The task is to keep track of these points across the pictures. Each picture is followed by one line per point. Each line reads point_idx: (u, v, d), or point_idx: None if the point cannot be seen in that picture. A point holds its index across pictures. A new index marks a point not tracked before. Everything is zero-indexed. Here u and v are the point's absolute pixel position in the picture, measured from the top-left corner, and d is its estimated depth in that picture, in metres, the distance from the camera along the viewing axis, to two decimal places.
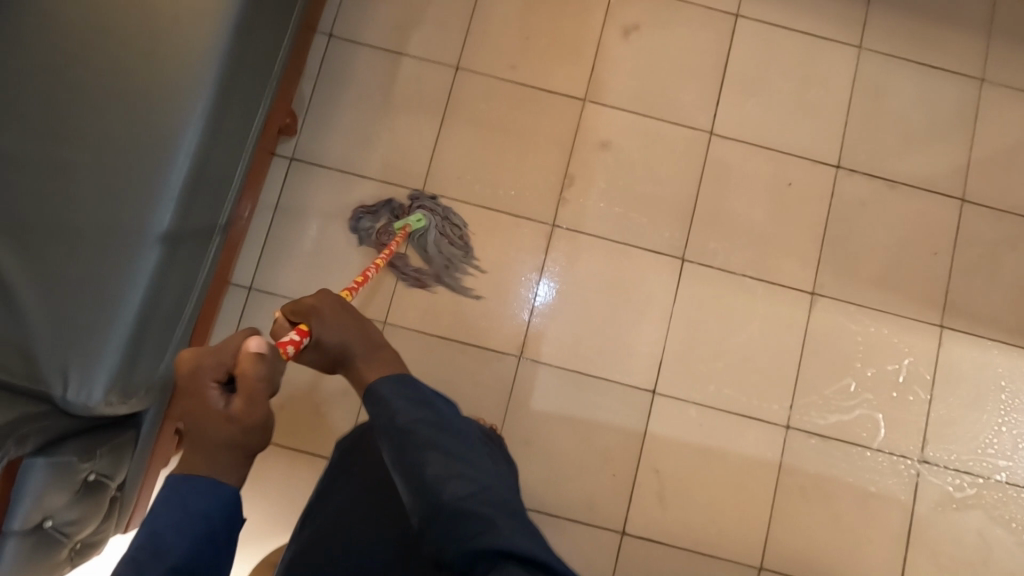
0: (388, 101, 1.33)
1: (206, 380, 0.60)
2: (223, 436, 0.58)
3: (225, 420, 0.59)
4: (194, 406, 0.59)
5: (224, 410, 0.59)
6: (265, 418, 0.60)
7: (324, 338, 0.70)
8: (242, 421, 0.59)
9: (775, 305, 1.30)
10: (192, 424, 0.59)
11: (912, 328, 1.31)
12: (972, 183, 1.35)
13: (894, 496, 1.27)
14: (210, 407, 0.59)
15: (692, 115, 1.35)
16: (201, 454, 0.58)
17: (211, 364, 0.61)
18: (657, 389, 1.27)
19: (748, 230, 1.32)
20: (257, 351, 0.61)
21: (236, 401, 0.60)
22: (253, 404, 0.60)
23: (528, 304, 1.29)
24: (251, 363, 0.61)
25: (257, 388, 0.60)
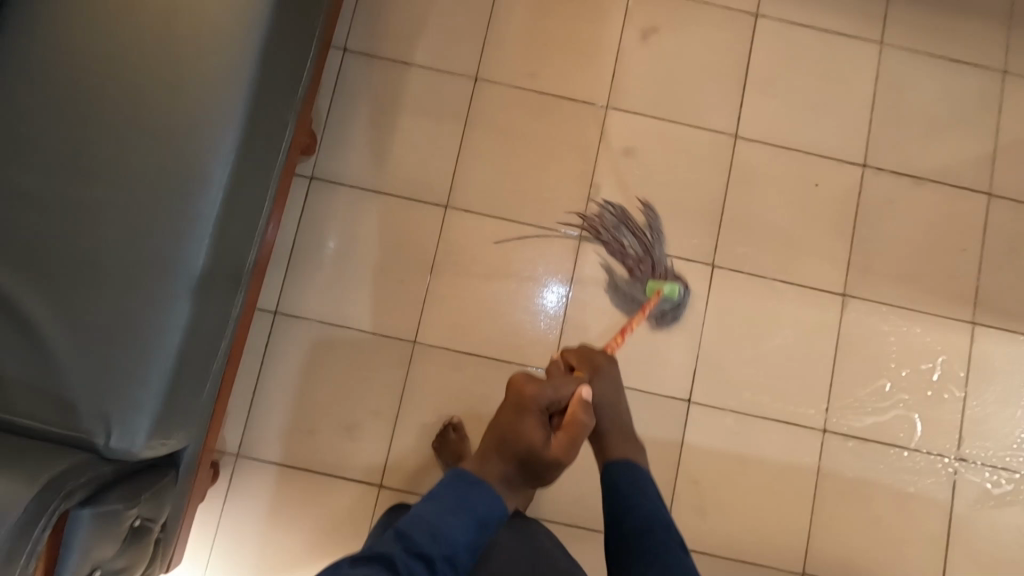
0: (406, 115, 1.30)
1: (541, 405, 0.81)
2: (537, 463, 0.77)
3: (541, 448, 0.77)
4: (530, 430, 0.78)
5: (540, 441, 0.78)
6: (563, 464, 0.79)
7: (598, 393, 0.92)
8: (546, 458, 0.77)
9: (806, 308, 1.30)
10: (518, 441, 0.77)
11: (944, 325, 1.31)
12: (1000, 177, 1.34)
13: (932, 495, 1.27)
14: (530, 436, 0.78)
15: (716, 118, 1.33)
16: (500, 465, 0.77)
17: (552, 398, 0.83)
18: (693, 398, 1.26)
19: (777, 233, 1.32)
20: (583, 407, 0.83)
21: (559, 443, 0.79)
22: (567, 450, 0.79)
23: (541, 312, 1.27)
24: (582, 411, 0.83)
25: (581, 434, 0.81)
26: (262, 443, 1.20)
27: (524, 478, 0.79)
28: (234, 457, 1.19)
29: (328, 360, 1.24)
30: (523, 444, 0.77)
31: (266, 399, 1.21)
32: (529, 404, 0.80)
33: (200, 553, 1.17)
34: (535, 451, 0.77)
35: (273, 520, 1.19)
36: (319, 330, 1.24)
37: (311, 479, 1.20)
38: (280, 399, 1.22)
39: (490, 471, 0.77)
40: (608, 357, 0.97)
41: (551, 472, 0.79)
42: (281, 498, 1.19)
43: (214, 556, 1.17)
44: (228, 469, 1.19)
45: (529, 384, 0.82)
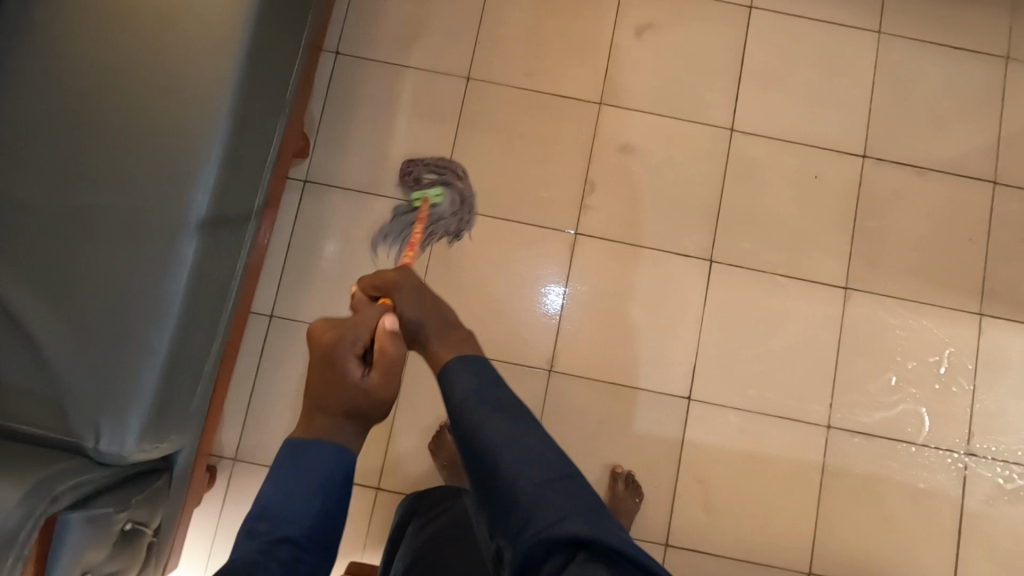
0: (399, 116, 1.30)
1: (350, 352, 0.71)
2: (357, 410, 0.70)
3: (359, 394, 0.70)
4: (342, 381, 0.70)
5: (349, 387, 0.70)
6: (382, 401, 0.71)
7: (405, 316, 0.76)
8: (375, 403, 0.70)
9: (809, 302, 1.27)
10: (333, 398, 0.70)
11: (951, 317, 1.27)
12: (1004, 165, 1.31)
13: (944, 491, 1.23)
14: (344, 390, 0.70)
15: (712, 111, 1.31)
16: (329, 425, 0.70)
17: (358, 343, 0.72)
18: (693, 395, 1.24)
19: (777, 226, 1.28)
20: (393, 343, 0.72)
21: (375, 382, 0.70)
22: (383, 387, 0.70)
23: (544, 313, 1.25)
24: (387, 341, 0.72)
25: (394, 364, 0.71)
26: (259, 446, 1.20)
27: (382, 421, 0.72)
28: (231, 461, 1.19)
29: None
30: (336, 406, 0.70)
31: (263, 402, 1.21)
32: (331, 359, 0.71)
33: (198, 558, 1.16)
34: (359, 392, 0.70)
35: None
36: None
37: None
38: (276, 403, 1.21)
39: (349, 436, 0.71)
40: (400, 269, 0.80)
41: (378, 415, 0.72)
42: None
43: (212, 562, 1.16)
44: (226, 473, 1.18)
45: (331, 335, 0.72)
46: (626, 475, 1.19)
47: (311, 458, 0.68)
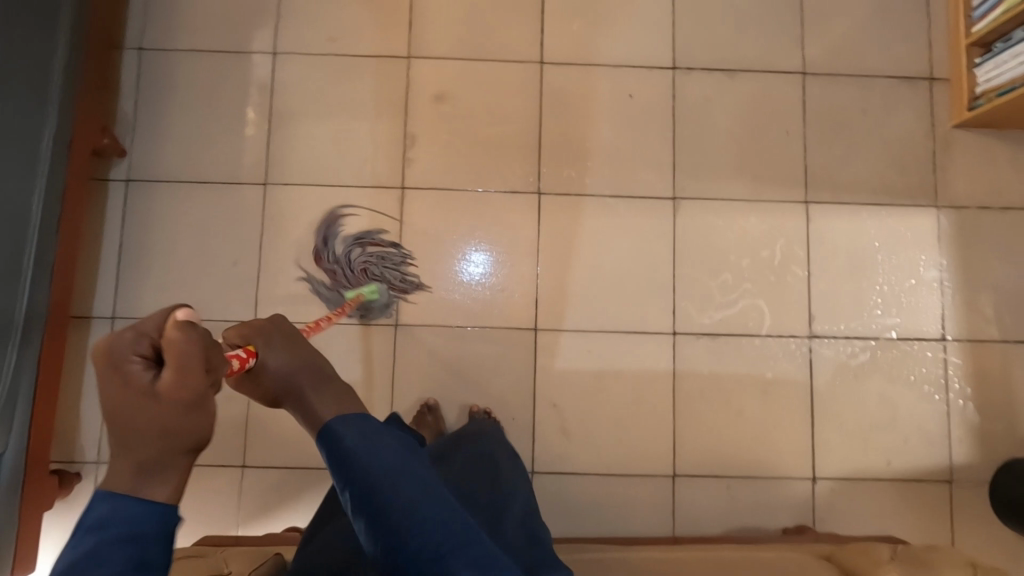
0: (212, 102, 1.30)
1: (129, 352, 0.53)
2: (161, 420, 0.51)
3: (146, 404, 0.51)
4: (121, 394, 0.52)
5: (147, 398, 0.51)
6: (194, 402, 0.52)
7: (268, 359, 0.65)
8: (158, 418, 0.51)
9: (638, 217, 1.30)
10: (126, 414, 0.51)
11: (778, 209, 1.31)
12: (811, 55, 1.34)
13: (792, 377, 1.27)
14: (122, 411, 0.52)
15: (520, 47, 1.32)
16: (121, 460, 0.52)
17: (141, 344, 0.53)
18: (538, 325, 1.27)
19: (599, 150, 1.31)
20: (178, 327, 0.52)
21: (167, 388, 0.52)
22: (183, 388, 0.52)
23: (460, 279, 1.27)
24: (178, 335, 0.52)
25: (190, 355, 0.52)
26: None
27: (161, 449, 0.52)
28: (95, 464, 1.20)
29: None
30: (121, 428, 0.52)
31: None
32: (110, 366, 0.52)
33: None
34: (137, 415, 0.51)
35: None
36: None
37: None
38: None
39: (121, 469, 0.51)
40: (270, 319, 0.69)
41: (185, 422, 0.52)
42: None
43: None
44: (91, 477, 1.20)
45: (111, 339, 0.53)
46: (480, 413, 1.22)
47: (116, 516, 0.50)
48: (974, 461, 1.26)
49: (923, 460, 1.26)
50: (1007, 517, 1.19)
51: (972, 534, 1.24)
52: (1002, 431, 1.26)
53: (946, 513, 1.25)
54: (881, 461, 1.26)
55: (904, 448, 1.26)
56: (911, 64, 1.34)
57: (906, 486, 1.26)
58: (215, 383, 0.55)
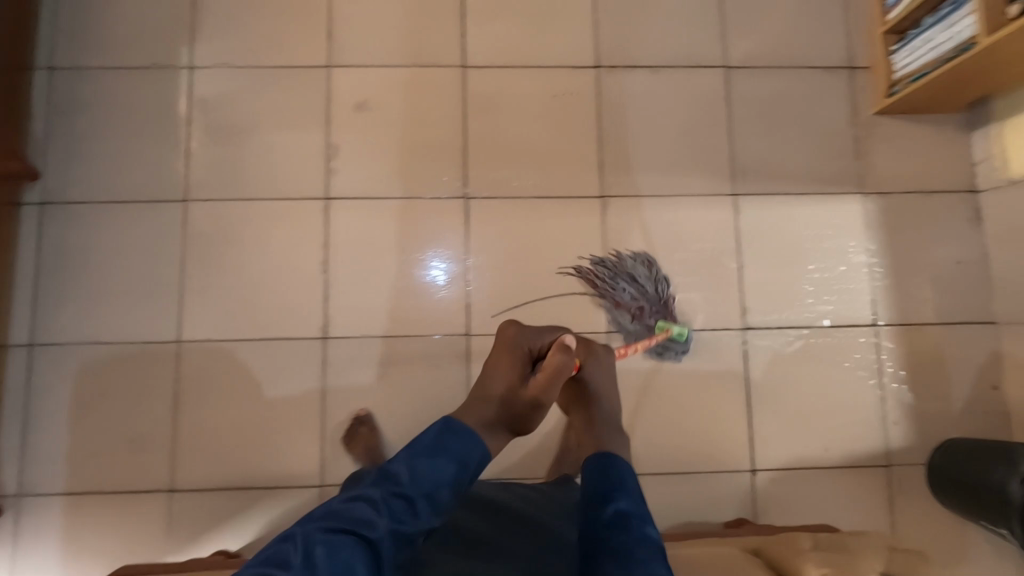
0: (128, 120, 1.27)
1: (521, 353, 1.01)
2: (516, 402, 0.96)
3: (513, 392, 0.97)
4: (510, 372, 0.98)
5: (511, 386, 0.97)
6: (540, 401, 0.96)
7: (587, 377, 1.05)
8: (520, 397, 0.96)
9: (567, 217, 1.29)
10: (501, 376, 0.98)
11: (707, 202, 1.31)
12: (732, 47, 1.34)
13: (728, 369, 1.27)
14: (500, 383, 0.98)
15: (441, 51, 1.30)
16: (490, 411, 0.96)
17: (535, 343, 1.01)
18: (471, 331, 1.25)
19: (526, 152, 1.30)
20: (561, 352, 0.95)
21: (535, 386, 0.96)
22: (544, 389, 0.95)
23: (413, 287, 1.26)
24: (562, 354, 0.96)
25: (563, 371, 0.95)
26: (41, 477, 1.17)
27: (503, 417, 0.96)
28: (15, 497, 1.17)
29: (93, 380, 1.20)
30: (496, 391, 0.97)
31: (35, 432, 1.18)
32: (512, 349, 1.00)
33: None
34: (510, 393, 0.97)
35: (66, 549, 1.16)
36: (80, 350, 1.21)
37: (98, 502, 1.17)
38: (50, 429, 1.18)
39: (475, 418, 0.95)
40: (606, 348, 1.09)
41: (528, 410, 0.97)
42: (72, 527, 1.16)
43: None
44: (11, 510, 1.16)
45: (520, 335, 1.02)
46: None
47: (466, 448, 0.90)
48: (911, 443, 1.27)
49: (861, 445, 1.26)
50: (942, 493, 1.19)
51: (912, 516, 1.25)
52: (937, 411, 1.27)
53: (886, 497, 1.25)
54: (819, 448, 1.26)
55: (842, 435, 1.26)
56: (831, 52, 1.35)
57: (845, 472, 1.26)
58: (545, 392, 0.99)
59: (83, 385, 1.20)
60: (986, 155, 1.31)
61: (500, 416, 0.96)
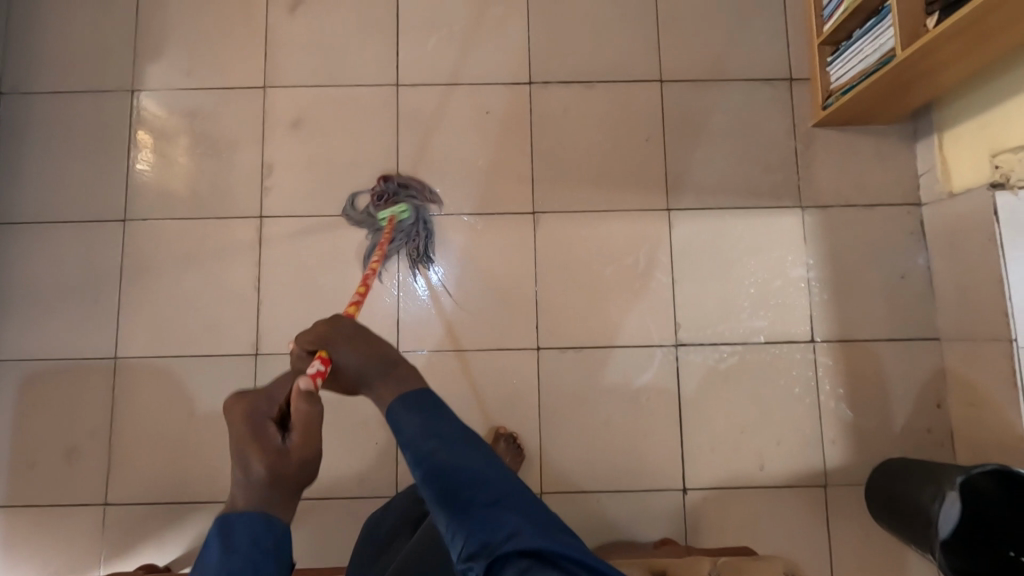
0: (76, 140, 1.32)
1: (262, 416, 0.67)
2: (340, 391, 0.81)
3: (277, 462, 0.63)
4: (257, 453, 0.63)
5: (267, 471, 0.62)
6: (309, 457, 0.65)
7: (340, 359, 0.73)
8: (287, 468, 0.63)
9: (498, 232, 1.29)
10: (250, 465, 0.62)
11: (640, 216, 1.30)
12: (667, 61, 1.34)
13: (659, 385, 1.26)
14: (253, 474, 0.62)
15: (376, 71, 1.33)
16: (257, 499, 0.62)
17: (269, 406, 0.69)
18: (401, 346, 1.27)
19: (459, 169, 1.31)
20: (304, 401, 0.66)
21: (295, 447, 0.64)
22: (309, 446, 0.65)
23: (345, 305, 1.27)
24: (304, 403, 0.66)
25: (315, 418, 0.66)
26: None
27: (288, 500, 0.63)
28: None
29: (34, 394, 1.24)
30: (256, 481, 0.62)
31: None
32: (242, 425, 0.66)
33: None
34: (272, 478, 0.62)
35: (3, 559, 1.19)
36: (23, 364, 1.25)
37: (35, 513, 1.20)
38: None
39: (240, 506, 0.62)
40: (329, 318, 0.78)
41: (306, 472, 0.64)
42: (10, 538, 1.20)
43: None
44: None
45: (243, 409, 0.67)
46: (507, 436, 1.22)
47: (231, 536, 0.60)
48: (849, 461, 1.24)
49: (796, 463, 1.24)
50: (874, 504, 1.17)
51: (849, 536, 1.22)
52: (875, 429, 1.25)
53: (823, 516, 1.23)
54: (754, 466, 1.24)
55: (777, 453, 1.24)
56: (769, 65, 1.34)
57: (780, 491, 1.23)
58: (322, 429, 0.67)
59: (24, 398, 1.24)
60: (928, 167, 1.29)
61: (277, 497, 0.63)
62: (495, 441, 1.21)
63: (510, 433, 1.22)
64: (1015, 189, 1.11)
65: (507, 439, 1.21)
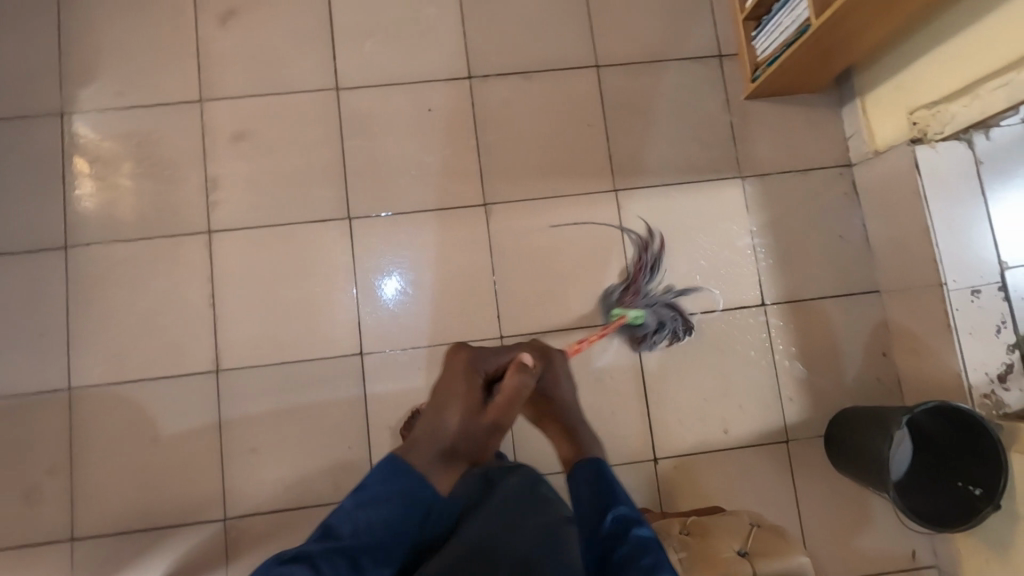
0: (5, 171, 1.27)
1: (480, 369, 0.82)
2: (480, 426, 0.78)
3: (474, 411, 0.78)
4: (461, 406, 0.79)
5: (464, 417, 0.78)
6: (501, 425, 0.79)
7: (544, 385, 0.87)
8: (475, 427, 0.78)
9: (452, 227, 1.31)
10: (456, 407, 0.79)
11: (589, 200, 1.33)
12: (601, 47, 1.37)
13: (623, 362, 1.29)
14: (449, 420, 0.78)
15: (313, 76, 1.32)
16: (441, 437, 0.77)
17: (493, 365, 0.83)
18: (364, 349, 1.26)
19: (407, 167, 1.31)
20: (518, 373, 0.80)
21: (491, 411, 0.79)
22: (505, 412, 0.79)
23: (305, 314, 1.26)
24: (517, 375, 0.80)
25: (520, 393, 0.80)
26: None
27: (457, 450, 0.77)
28: None
29: None
30: (450, 429, 0.77)
31: None
32: (467, 377, 0.81)
33: None
34: (459, 426, 0.78)
35: None
36: None
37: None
38: None
39: (420, 459, 0.75)
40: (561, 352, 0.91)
41: (488, 439, 0.79)
42: None
43: None
44: None
45: (473, 361, 0.82)
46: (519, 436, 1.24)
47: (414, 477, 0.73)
48: (807, 416, 1.29)
49: (758, 423, 1.29)
50: (835, 455, 1.21)
51: (813, 487, 1.28)
52: (830, 383, 1.30)
53: (787, 471, 1.28)
54: (718, 431, 1.28)
55: (739, 416, 1.29)
56: (698, 43, 1.38)
57: (745, 452, 1.28)
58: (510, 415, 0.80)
59: None
60: (855, 129, 1.35)
61: (454, 450, 0.77)
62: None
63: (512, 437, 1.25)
64: (934, 142, 1.18)
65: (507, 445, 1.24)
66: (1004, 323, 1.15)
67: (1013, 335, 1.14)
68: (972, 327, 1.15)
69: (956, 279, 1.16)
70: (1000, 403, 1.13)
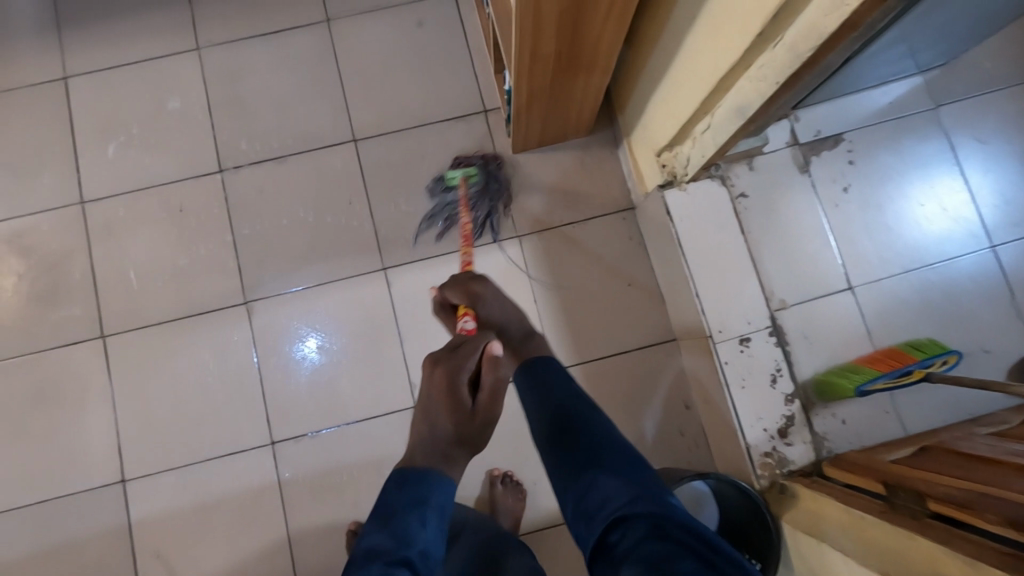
0: None
1: (458, 377, 0.71)
2: (468, 437, 0.71)
3: (464, 416, 0.70)
4: (449, 415, 0.71)
5: (458, 424, 0.70)
6: (491, 421, 0.72)
7: (487, 316, 0.82)
8: (472, 429, 0.71)
9: (213, 329, 1.24)
10: (447, 417, 0.71)
11: (356, 283, 1.26)
12: (357, 119, 1.32)
13: (407, 447, 1.21)
14: (443, 426, 0.71)
15: (58, 192, 1.28)
16: (446, 427, 0.70)
17: (469, 364, 0.72)
18: (126, 475, 1.19)
19: (163, 272, 1.26)
20: (496, 371, 0.71)
21: (482, 408, 0.71)
22: (493, 406, 0.71)
23: (60, 441, 1.21)
24: (495, 369, 0.71)
25: (503, 385, 0.71)
26: None
27: (457, 454, 0.71)
28: None
29: None
30: (445, 437, 0.70)
31: None
32: (445, 383, 0.71)
33: None
34: (453, 431, 0.70)
35: None
36: None
37: None
38: None
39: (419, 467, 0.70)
40: (483, 279, 0.85)
41: (485, 434, 0.72)
42: None
43: None
44: None
45: (449, 369, 0.72)
46: (505, 476, 1.18)
47: (427, 485, 0.67)
48: None
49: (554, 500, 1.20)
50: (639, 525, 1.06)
51: None
52: None
53: None
54: None
55: (536, 494, 1.20)
56: (460, 101, 1.32)
57: (545, 534, 1.19)
58: (485, 417, 0.71)
59: None
60: (630, 170, 1.27)
61: (456, 451, 0.71)
62: (493, 484, 1.17)
63: (505, 474, 1.19)
64: (684, 184, 1.10)
65: (504, 479, 1.18)
66: (779, 370, 1.07)
67: (789, 384, 1.06)
68: (744, 379, 1.06)
69: (722, 329, 1.07)
70: (781, 460, 1.04)
